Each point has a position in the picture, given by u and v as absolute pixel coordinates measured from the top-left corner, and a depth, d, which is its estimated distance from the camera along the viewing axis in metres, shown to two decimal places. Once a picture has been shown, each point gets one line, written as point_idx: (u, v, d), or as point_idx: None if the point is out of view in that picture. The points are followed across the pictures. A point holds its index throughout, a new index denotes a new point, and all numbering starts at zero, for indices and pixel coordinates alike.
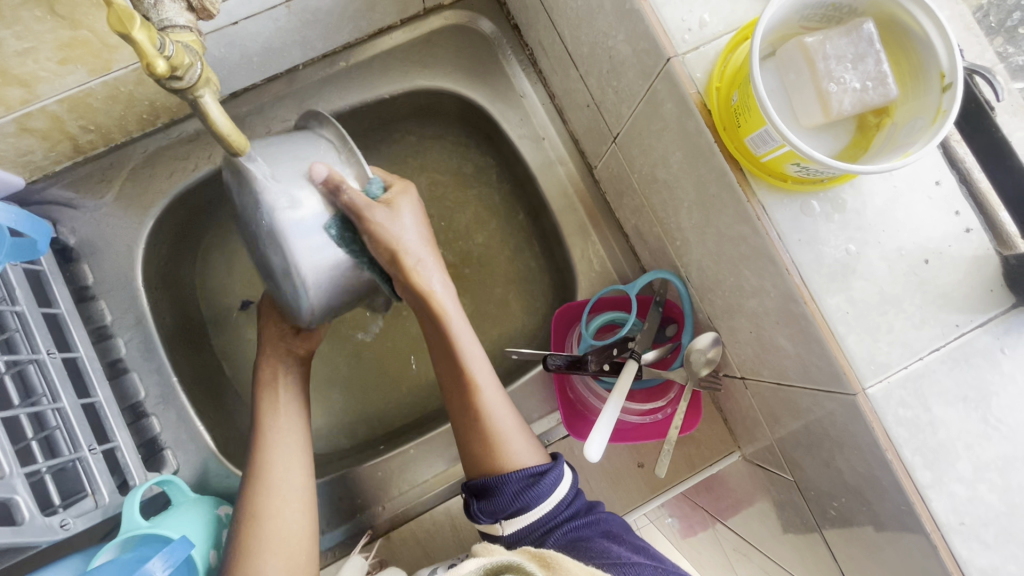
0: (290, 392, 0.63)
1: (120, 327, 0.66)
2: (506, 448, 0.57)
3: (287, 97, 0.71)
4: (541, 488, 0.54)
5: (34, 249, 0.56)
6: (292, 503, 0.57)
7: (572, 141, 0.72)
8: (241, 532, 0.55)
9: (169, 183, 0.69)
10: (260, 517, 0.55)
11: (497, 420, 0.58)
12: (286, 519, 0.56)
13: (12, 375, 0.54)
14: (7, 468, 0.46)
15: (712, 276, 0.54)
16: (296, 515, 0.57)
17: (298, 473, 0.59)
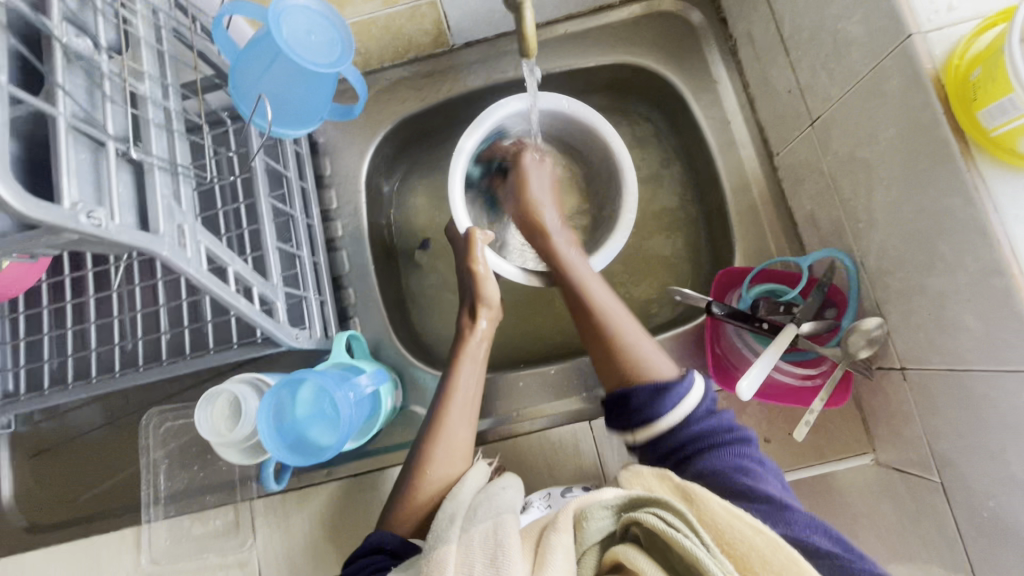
0: (478, 353, 0.65)
1: (339, 213, 0.80)
2: (640, 363, 0.60)
3: (509, 52, 0.82)
4: (670, 398, 0.56)
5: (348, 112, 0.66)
6: (452, 452, 0.60)
7: (756, 128, 0.76)
8: (411, 465, 0.60)
9: (400, 107, 0.82)
10: (427, 457, 0.59)
11: (625, 334, 0.62)
12: (444, 465, 0.59)
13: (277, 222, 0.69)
14: (275, 278, 0.60)
15: (896, 256, 0.56)
16: (456, 461, 0.60)
17: (466, 429, 0.62)
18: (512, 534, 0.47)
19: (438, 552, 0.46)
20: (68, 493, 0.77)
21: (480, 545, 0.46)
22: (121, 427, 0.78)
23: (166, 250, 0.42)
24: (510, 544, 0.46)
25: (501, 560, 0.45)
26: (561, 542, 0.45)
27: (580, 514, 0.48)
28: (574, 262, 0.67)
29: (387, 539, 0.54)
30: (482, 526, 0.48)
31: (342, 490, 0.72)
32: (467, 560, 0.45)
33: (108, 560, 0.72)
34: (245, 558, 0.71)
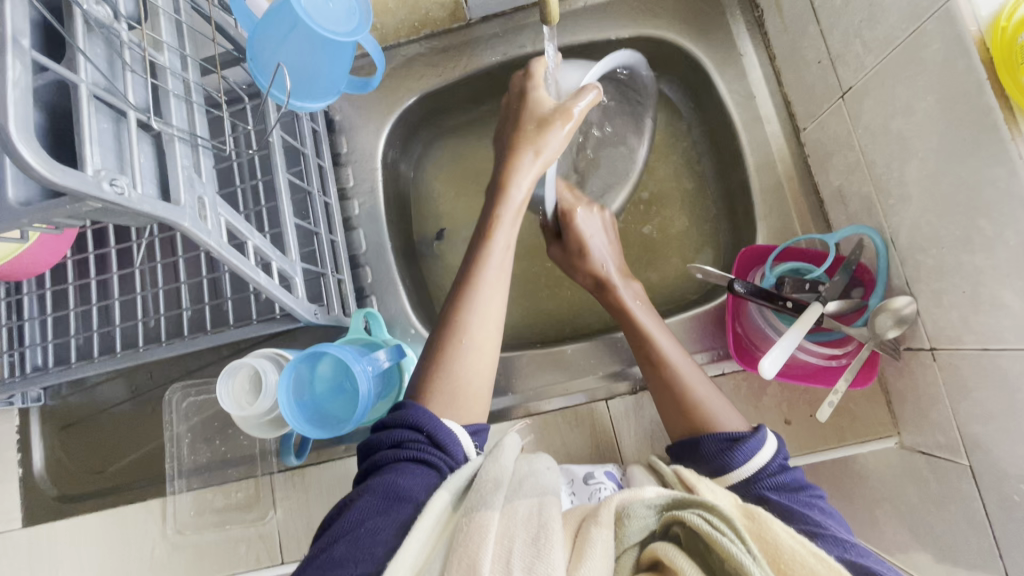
0: (513, 216, 0.64)
1: (356, 192, 0.80)
2: (705, 412, 0.59)
3: (528, 27, 0.80)
4: (741, 451, 0.54)
5: (364, 85, 0.64)
6: (493, 344, 0.61)
7: (783, 102, 0.74)
8: (444, 329, 0.60)
9: (417, 84, 0.81)
10: (463, 326, 0.60)
11: (696, 387, 0.61)
12: (479, 333, 0.60)
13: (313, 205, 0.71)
14: (293, 254, 0.60)
15: (930, 232, 0.54)
16: (490, 331, 0.60)
17: (501, 295, 0.62)
18: (555, 515, 0.45)
19: (480, 517, 0.45)
20: (98, 463, 0.79)
21: (524, 520, 0.45)
22: (145, 401, 0.80)
23: (186, 223, 0.43)
24: (555, 527, 0.44)
25: (542, 540, 0.43)
26: (601, 535, 0.45)
27: (623, 510, 0.47)
28: (646, 321, 0.67)
29: (424, 420, 0.53)
30: (526, 502, 0.47)
31: (360, 465, 0.73)
32: (509, 534, 0.44)
33: (136, 529, 0.74)
34: (266, 531, 0.73)
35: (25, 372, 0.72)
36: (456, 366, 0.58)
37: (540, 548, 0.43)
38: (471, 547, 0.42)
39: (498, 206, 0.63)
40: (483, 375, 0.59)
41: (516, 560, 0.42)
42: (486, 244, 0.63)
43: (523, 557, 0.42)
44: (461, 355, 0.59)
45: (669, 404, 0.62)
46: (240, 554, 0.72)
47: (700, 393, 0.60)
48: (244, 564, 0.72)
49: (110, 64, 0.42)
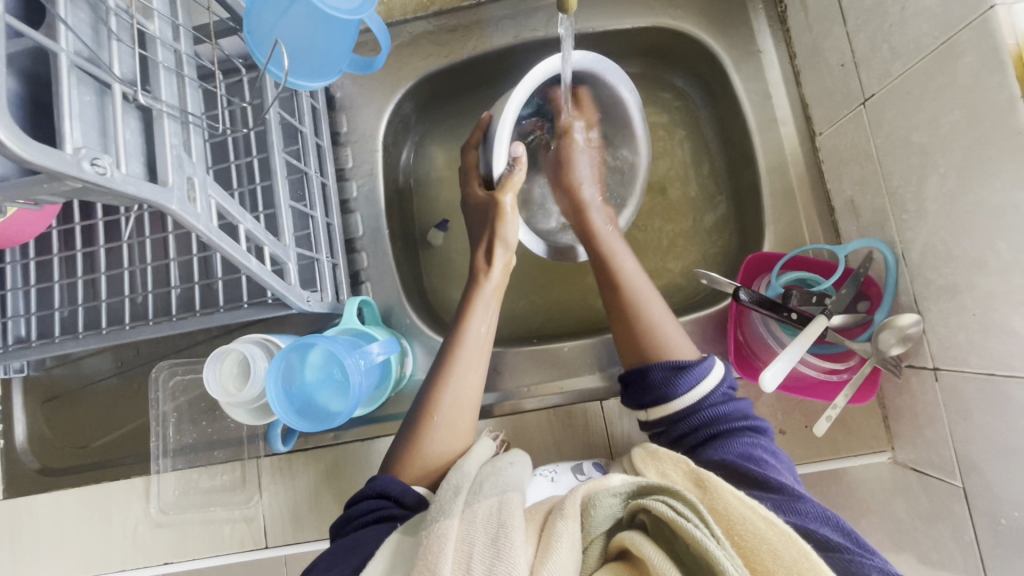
0: (489, 303, 0.63)
1: (355, 174, 0.77)
2: (660, 334, 0.58)
3: (541, 9, 0.77)
4: (684, 379, 0.54)
5: (367, 66, 0.62)
6: (465, 405, 0.58)
7: (800, 103, 0.71)
8: (420, 405, 0.59)
9: (422, 64, 0.78)
10: (435, 403, 0.58)
11: (652, 309, 0.60)
12: (452, 413, 0.58)
13: (313, 189, 0.69)
14: (287, 239, 0.58)
15: (944, 250, 0.52)
16: (466, 413, 0.58)
17: (473, 373, 0.60)
18: (516, 512, 0.45)
19: (439, 526, 0.44)
20: (80, 438, 0.78)
21: (484, 521, 0.45)
22: (132, 378, 0.78)
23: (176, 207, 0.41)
24: (515, 525, 0.44)
25: (502, 539, 0.43)
26: (566, 529, 0.44)
27: (589, 501, 0.46)
28: (608, 240, 0.66)
29: (388, 485, 0.53)
30: (487, 501, 0.47)
31: (349, 454, 0.72)
32: (468, 538, 0.43)
33: (118, 506, 0.73)
34: (251, 514, 0.72)
35: (7, 343, 0.70)
36: (427, 443, 0.56)
37: (501, 547, 0.42)
38: (430, 559, 0.42)
39: (472, 295, 0.63)
40: (457, 450, 0.57)
41: (476, 564, 0.41)
42: (462, 330, 0.61)
43: (484, 560, 0.42)
44: (435, 437, 0.56)
45: (622, 331, 0.60)
46: (224, 536, 0.72)
47: (657, 313, 0.60)
48: (228, 546, 0.72)
49: (94, 31, 0.39)
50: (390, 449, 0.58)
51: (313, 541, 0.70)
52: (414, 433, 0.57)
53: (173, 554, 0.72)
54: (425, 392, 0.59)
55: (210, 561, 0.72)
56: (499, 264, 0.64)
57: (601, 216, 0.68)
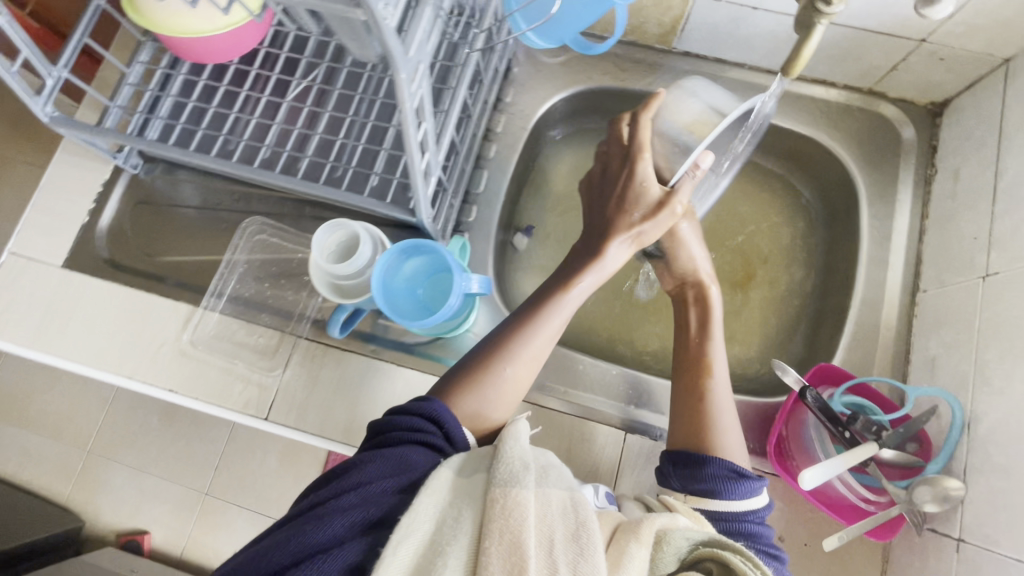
0: (578, 300, 0.66)
1: (499, 139, 0.83)
2: (724, 445, 0.59)
3: (720, 79, 0.84)
4: (738, 488, 0.55)
5: (584, 48, 0.69)
6: (519, 378, 0.62)
7: (915, 256, 0.75)
8: (481, 368, 0.61)
9: (598, 77, 0.85)
10: (497, 369, 0.61)
11: (723, 416, 0.62)
12: (506, 386, 0.61)
13: (467, 131, 0.74)
14: (439, 157, 0.63)
15: (1014, 431, 0.54)
16: (516, 389, 0.62)
17: (545, 344, 0.64)
18: (592, 516, 0.49)
19: (518, 495, 0.47)
20: (151, 249, 0.82)
21: (562, 514, 0.48)
22: (220, 218, 0.83)
23: (405, 76, 0.44)
24: (595, 528, 0.47)
25: (584, 540, 0.46)
26: (639, 549, 0.48)
27: (662, 535, 0.50)
28: (711, 347, 0.67)
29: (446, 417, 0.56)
30: (563, 496, 0.50)
31: (375, 371, 0.74)
32: (550, 523, 0.47)
33: (156, 319, 0.76)
34: (266, 383, 0.74)
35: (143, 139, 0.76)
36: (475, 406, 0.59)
37: (583, 547, 0.46)
38: (514, 525, 0.45)
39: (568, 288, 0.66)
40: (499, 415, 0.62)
41: (559, 552, 0.45)
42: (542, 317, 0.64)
43: (567, 553, 0.45)
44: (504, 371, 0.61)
45: (677, 420, 0.63)
46: (233, 392, 0.73)
47: (725, 420, 0.62)
48: (231, 403, 0.73)
49: None
50: (439, 384, 0.62)
51: (310, 434, 0.71)
52: (465, 389, 0.60)
53: (181, 386, 0.74)
54: (488, 356, 0.62)
55: (211, 409, 0.74)
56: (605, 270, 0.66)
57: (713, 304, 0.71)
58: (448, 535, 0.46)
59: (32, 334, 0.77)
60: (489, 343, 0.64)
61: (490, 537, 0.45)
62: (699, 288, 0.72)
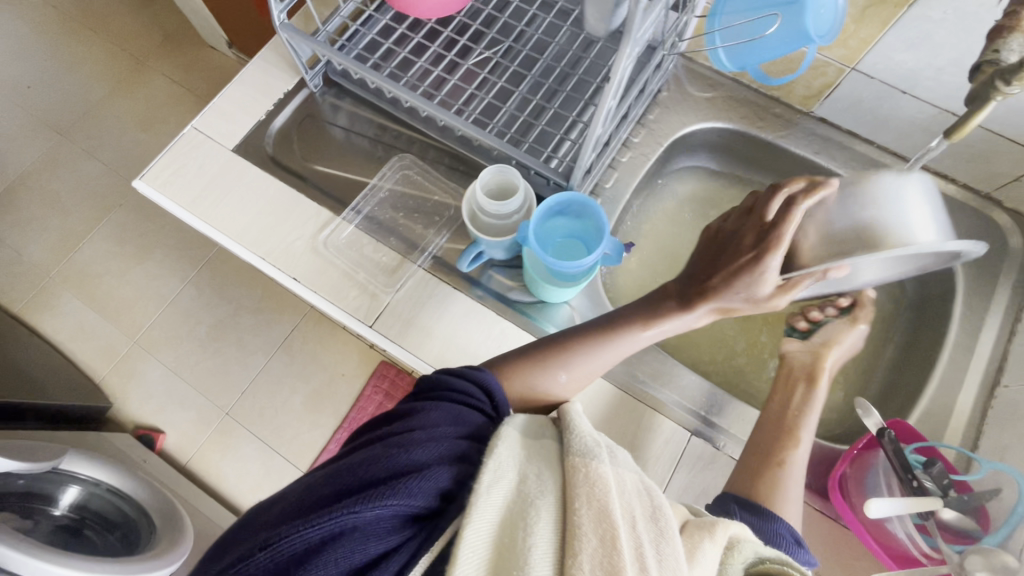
0: (648, 338, 0.73)
1: (635, 148, 0.91)
2: (781, 495, 0.65)
3: (846, 149, 0.91)
4: (802, 555, 0.60)
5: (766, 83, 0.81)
6: (578, 376, 0.71)
7: (1002, 352, 0.78)
8: (547, 352, 0.70)
9: (736, 119, 0.92)
10: (563, 361, 0.70)
11: (791, 481, 0.67)
12: (564, 379, 0.70)
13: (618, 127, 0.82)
14: (602, 135, 0.71)
15: None
16: (576, 383, 0.71)
17: (601, 364, 0.72)
18: (664, 503, 0.53)
19: (597, 470, 0.51)
20: (308, 157, 0.91)
21: (638, 497, 0.52)
22: (373, 147, 0.92)
23: (629, 47, 0.53)
24: (667, 515, 0.51)
25: (663, 521, 0.51)
26: (710, 549, 0.51)
27: (733, 544, 0.53)
28: (807, 421, 0.72)
29: (496, 391, 0.63)
30: (635, 479, 0.54)
31: (476, 314, 0.81)
32: (630, 501, 0.51)
33: (301, 215, 0.85)
34: (380, 296, 0.81)
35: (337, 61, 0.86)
36: (532, 382, 0.69)
37: (661, 528, 0.50)
38: (600, 492, 0.49)
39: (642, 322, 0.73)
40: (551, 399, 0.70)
41: (642, 526, 0.49)
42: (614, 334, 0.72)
43: (649, 531, 0.49)
44: (558, 375, 0.69)
45: (755, 466, 0.68)
46: (349, 295, 0.81)
47: (792, 483, 0.66)
48: (345, 304, 0.81)
49: None
50: (500, 360, 0.70)
51: (410, 350, 0.78)
52: (530, 367, 0.69)
53: (306, 278, 0.82)
54: (555, 347, 0.71)
55: (326, 305, 0.82)
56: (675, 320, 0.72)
57: (824, 384, 0.75)
58: (533, 492, 0.49)
59: (192, 198, 0.87)
60: (560, 336, 0.73)
61: (579, 499, 0.49)
62: (814, 365, 0.77)
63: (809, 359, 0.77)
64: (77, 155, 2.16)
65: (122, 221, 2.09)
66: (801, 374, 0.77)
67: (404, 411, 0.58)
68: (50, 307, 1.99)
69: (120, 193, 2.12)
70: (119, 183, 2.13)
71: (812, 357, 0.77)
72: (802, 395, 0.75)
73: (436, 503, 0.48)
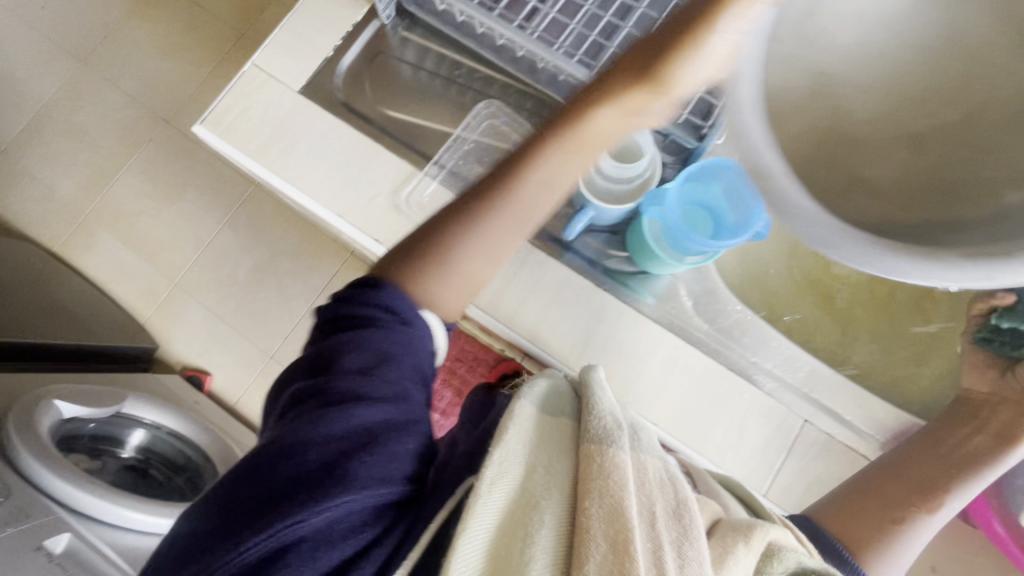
0: (545, 198, 0.55)
1: None
2: (881, 542, 0.60)
3: None
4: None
5: None
6: (491, 257, 0.56)
7: None
8: (438, 227, 0.55)
9: None
10: (449, 251, 0.54)
11: (907, 529, 0.61)
12: (463, 267, 0.55)
13: None
14: None
15: None
16: (483, 267, 0.56)
17: (532, 208, 0.55)
18: (688, 497, 0.46)
19: (616, 456, 0.44)
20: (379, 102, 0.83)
21: (659, 484, 0.46)
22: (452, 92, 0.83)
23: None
24: (693, 511, 0.45)
25: (686, 519, 0.44)
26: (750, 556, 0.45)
27: (775, 552, 0.47)
28: (970, 469, 0.63)
29: (399, 306, 0.50)
30: (657, 465, 0.48)
31: (575, 284, 0.73)
32: (652, 496, 0.44)
33: (378, 168, 0.77)
34: None
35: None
36: (424, 287, 0.54)
37: (687, 528, 0.43)
38: (614, 488, 0.42)
39: (530, 158, 0.54)
40: (454, 304, 0.57)
41: (665, 530, 0.42)
42: (518, 181, 0.54)
43: (674, 536, 0.42)
44: (452, 263, 0.55)
45: (872, 509, 0.62)
46: None
47: (904, 542, 0.61)
48: None
49: None
50: (395, 251, 0.56)
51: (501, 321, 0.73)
52: (414, 266, 0.54)
53: (387, 239, 0.76)
54: (453, 222, 0.55)
55: None
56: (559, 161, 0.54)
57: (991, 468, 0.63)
58: (534, 485, 0.43)
59: (257, 145, 0.79)
60: (461, 200, 0.56)
61: (592, 497, 0.41)
62: (974, 437, 0.65)
63: (998, 430, 0.65)
64: (99, 84, 2.03)
65: (152, 157, 1.99)
66: (970, 433, 0.66)
67: (325, 352, 0.48)
68: (89, 246, 1.97)
69: (147, 126, 2.01)
70: (146, 115, 2.01)
71: (988, 424, 0.66)
72: (981, 448, 0.64)
73: (406, 488, 0.45)
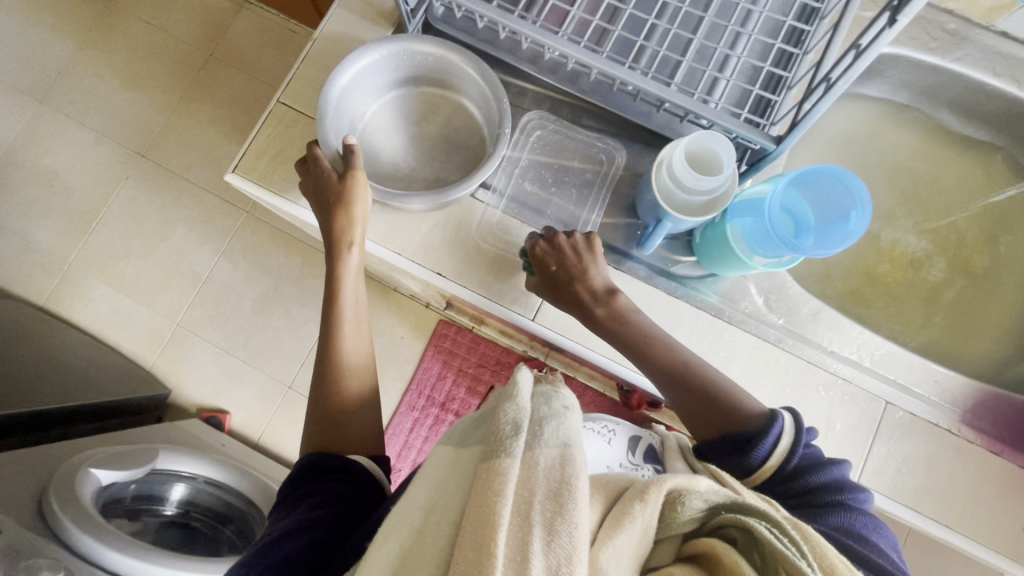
0: (355, 270, 0.72)
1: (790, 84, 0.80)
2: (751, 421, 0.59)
3: None
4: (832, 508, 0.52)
5: None
6: (358, 323, 0.72)
7: None
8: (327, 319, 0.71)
9: None
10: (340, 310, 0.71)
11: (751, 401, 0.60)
12: (350, 327, 0.71)
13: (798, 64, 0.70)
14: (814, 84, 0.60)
15: None
16: (359, 309, 0.72)
17: (358, 285, 0.73)
18: (581, 473, 0.45)
19: (501, 464, 0.44)
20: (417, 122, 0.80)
21: (548, 474, 0.44)
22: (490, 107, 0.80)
23: (911, 17, 0.45)
24: (578, 487, 0.43)
25: (565, 499, 0.42)
26: (644, 513, 0.46)
27: (677, 498, 0.48)
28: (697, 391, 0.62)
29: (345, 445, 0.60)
30: (553, 452, 0.45)
31: (645, 295, 0.74)
32: (531, 486, 0.43)
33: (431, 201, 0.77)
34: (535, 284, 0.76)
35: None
36: (344, 355, 0.69)
37: (563, 506, 0.42)
38: (496, 490, 0.43)
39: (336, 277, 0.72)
40: (364, 356, 0.71)
41: (537, 512, 0.42)
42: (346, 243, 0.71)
43: (545, 512, 0.42)
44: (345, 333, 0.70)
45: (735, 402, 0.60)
46: (502, 285, 0.76)
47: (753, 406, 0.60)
48: (499, 296, 0.76)
49: None
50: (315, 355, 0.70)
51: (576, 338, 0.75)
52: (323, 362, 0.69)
53: (451, 271, 0.76)
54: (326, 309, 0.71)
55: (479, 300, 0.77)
56: (354, 255, 0.72)
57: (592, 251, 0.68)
58: (451, 501, 0.45)
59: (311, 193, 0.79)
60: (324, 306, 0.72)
61: (471, 509, 0.43)
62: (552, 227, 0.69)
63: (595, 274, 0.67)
64: (24, 103, 1.73)
65: (135, 194, 1.71)
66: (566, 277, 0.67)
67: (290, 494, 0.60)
68: (77, 295, 1.68)
69: (88, 144, 1.72)
70: (119, 150, 1.72)
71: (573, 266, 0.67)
72: None
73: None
